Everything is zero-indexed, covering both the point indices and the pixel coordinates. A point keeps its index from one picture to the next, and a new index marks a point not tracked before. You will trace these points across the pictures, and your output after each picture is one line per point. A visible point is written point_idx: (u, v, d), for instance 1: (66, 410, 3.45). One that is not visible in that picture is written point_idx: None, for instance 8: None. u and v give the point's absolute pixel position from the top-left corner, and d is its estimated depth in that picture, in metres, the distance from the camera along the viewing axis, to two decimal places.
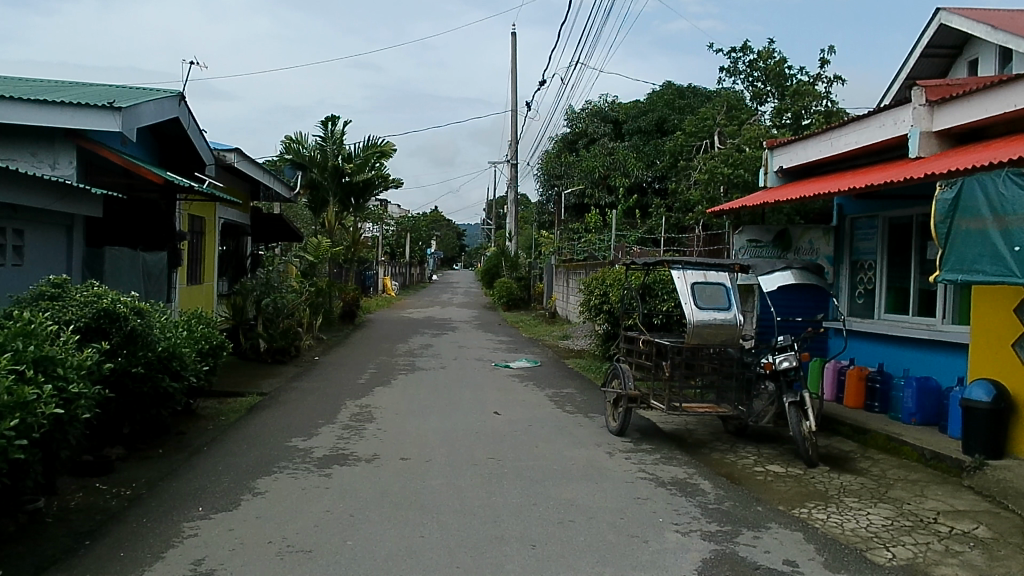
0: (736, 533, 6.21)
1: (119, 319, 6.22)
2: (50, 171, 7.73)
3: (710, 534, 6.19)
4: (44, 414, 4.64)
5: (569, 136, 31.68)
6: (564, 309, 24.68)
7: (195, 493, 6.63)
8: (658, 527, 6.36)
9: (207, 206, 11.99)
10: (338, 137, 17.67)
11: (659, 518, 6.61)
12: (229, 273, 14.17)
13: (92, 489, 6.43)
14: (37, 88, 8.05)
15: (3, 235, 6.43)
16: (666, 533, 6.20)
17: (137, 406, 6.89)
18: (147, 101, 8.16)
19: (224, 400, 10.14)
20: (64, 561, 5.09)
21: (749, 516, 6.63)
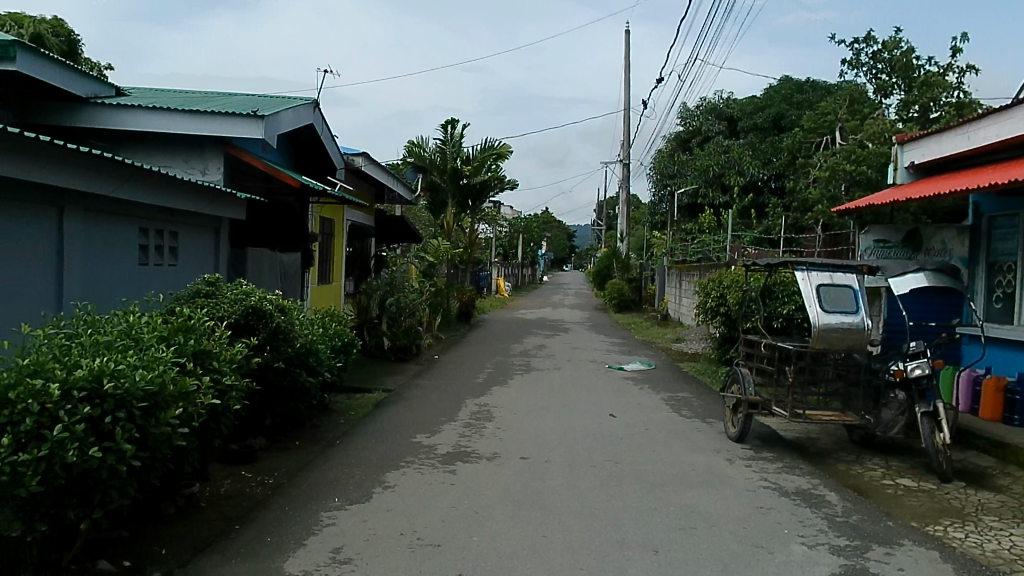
0: (866, 549, 5.89)
1: (265, 316, 6.53)
2: (200, 177, 8.24)
3: (839, 548, 5.89)
4: (203, 403, 4.93)
5: (682, 134, 30.91)
6: (677, 311, 24.19)
7: (330, 485, 6.88)
8: (784, 538, 6.12)
9: (336, 209, 12.49)
10: (457, 141, 17.91)
11: (784, 529, 6.34)
12: (355, 273, 14.63)
13: (239, 476, 6.79)
14: (190, 99, 8.59)
15: (162, 237, 6.91)
16: (792, 545, 5.95)
17: (277, 399, 7.21)
18: (285, 109, 8.53)
19: (353, 395, 10.50)
20: (217, 543, 5.39)
21: (880, 531, 6.27)
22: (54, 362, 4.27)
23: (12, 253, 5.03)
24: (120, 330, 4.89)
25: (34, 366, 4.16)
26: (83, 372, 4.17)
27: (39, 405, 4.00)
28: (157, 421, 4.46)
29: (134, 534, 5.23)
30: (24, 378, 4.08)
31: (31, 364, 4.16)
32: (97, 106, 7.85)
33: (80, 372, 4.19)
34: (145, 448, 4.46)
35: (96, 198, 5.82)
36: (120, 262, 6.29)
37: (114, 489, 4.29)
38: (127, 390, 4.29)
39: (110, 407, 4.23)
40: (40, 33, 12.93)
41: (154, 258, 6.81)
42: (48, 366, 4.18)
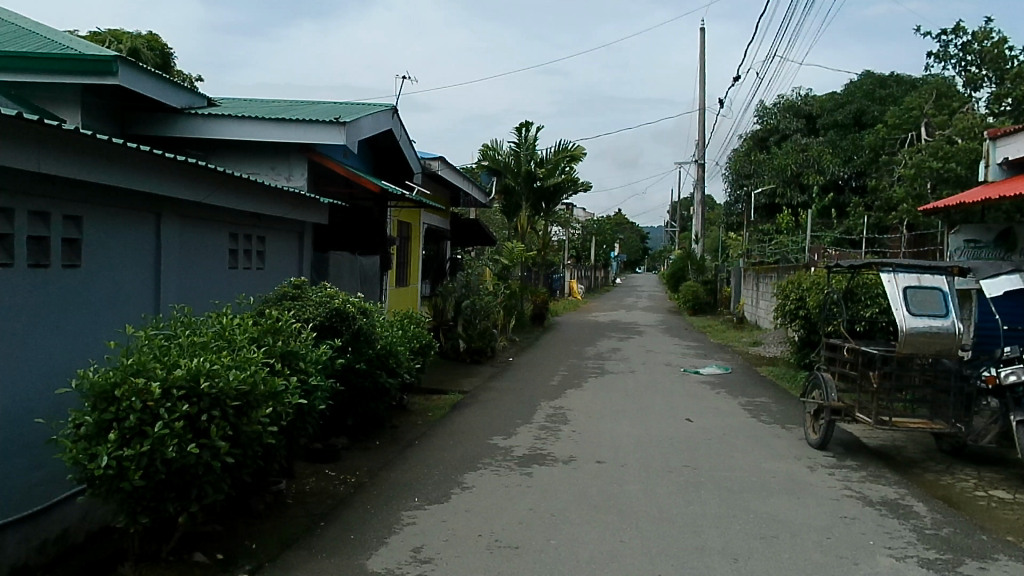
0: (958, 563, 5.63)
1: (348, 318, 6.68)
2: (286, 183, 8.50)
3: (930, 562, 5.65)
4: (291, 403, 5.07)
5: (759, 132, 30.21)
6: (754, 314, 23.64)
7: (410, 484, 6.99)
8: (869, 550, 5.90)
9: (413, 213, 12.69)
10: (531, 143, 17.96)
11: (870, 540, 6.12)
12: (431, 277, 14.80)
13: (322, 475, 6.97)
14: (275, 108, 8.86)
15: (250, 241, 7.16)
16: (878, 557, 5.74)
17: (358, 400, 7.36)
18: (366, 115, 8.72)
19: (430, 397, 10.65)
20: (304, 538, 5.55)
21: (974, 545, 5.98)
22: (154, 361, 4.46)
23: (115, 258, 5.29)
24: (214, 332, 5.08)
25: (136, 366, 4.35)
26: (181, 372, 4.35)
27: (141, 403, 4.19)
28: (249, 419, 4.61)
29: (226, 528, 5.43)
30: (128, 376, 4.28)
31: (134, 364, 4.36)
32: (189, 116, 8.18)
33: (178, 372, 4.37)
34: (238, 446, 4.61)
35: (190, 205, 6.07)
36: (212, 265, 6.54)
37: (209, 485, 4.45)
38: (222, 389, 4.44)
39: (205, 405, 4.38)
40: (136, 47, 13.60)
41: (243, 262, 7.06)
42: (149, 365, 4.37)
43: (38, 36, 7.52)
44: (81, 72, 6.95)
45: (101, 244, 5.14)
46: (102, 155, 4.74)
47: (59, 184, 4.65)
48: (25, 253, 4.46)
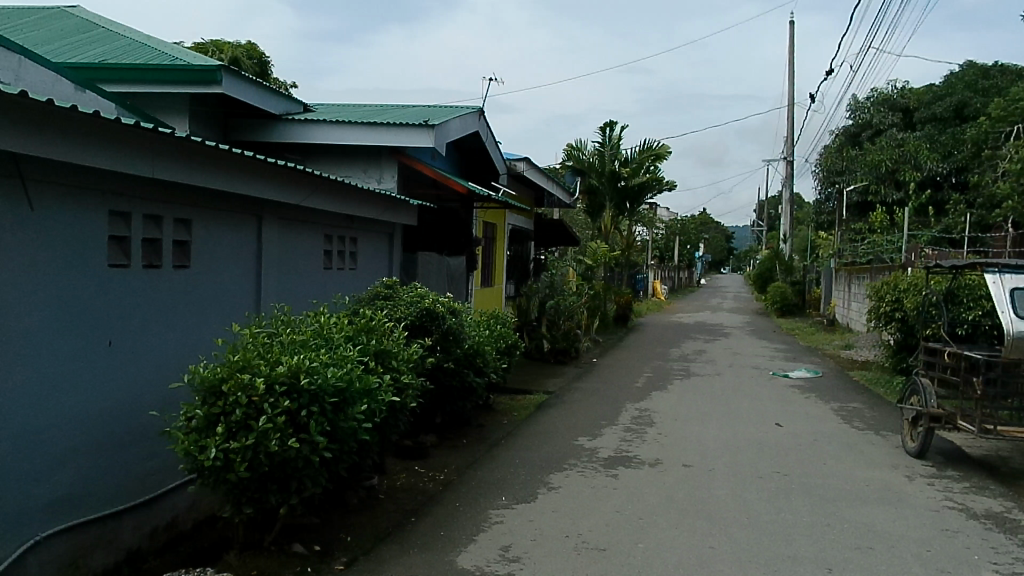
0: None
1: (438, 318, 6.79)
2: (377, 185, 8.70)
3: None
4: (384, 400, 5.18)
5: (851, 128, 29.11)
6: (846, 316, 22.81)
7: (497, 483, 7.04)
8: (973, 565, 5.61)
9: (498, 214, 12.79)
10: (615, 143, 17.83)
11: (975, 555, 5.81)
12: (515, 277, 14.86)
13: (413, 471, 7.11)
14: (367, 112, 9.09)
15: (343, 243, 7.35)
16: (984, 573, 5.45)
17: (446, 398, 7.46)
18: (454, 117, 8.84)
19: (516, 396, 10.70)
20: (396, 533, 5.67)
21: None
22: (259, 358, 4.64)
23: (221, 258, 5.53)
24: (313, 330, 5.24)
25: (241, 362, 4.53)
26: (282, 369, 4.50)
27: (247, 398, 4.36)
28: (345, 416, 4.73)
29: (322, 520, 5.59)
30: (234, 373, 4.47)
31: (240, 361, 4.54)
32: (286, 122, 8.44)
33: (280, 369, 4.52)
34: (335, 441, 4.74)
35: (289, 207, 6.29)
36: (308, 266, 6.75)
37: (308, 478, 4.59)
38: (320, 386, 4.58)
39: (305, 401, 4.51)
40: (237, 57, 14.23)
41: (337, 263, 7.26)
42: (254, 362, 4.54)
43: (151, 49, 7.97)
44: (190, 83, 7.35)
45: (209, 245, 5.39)
46: (208, 160, 4.95)
47: (170, 189, 4.89)
48: (140, 255, 4.72)
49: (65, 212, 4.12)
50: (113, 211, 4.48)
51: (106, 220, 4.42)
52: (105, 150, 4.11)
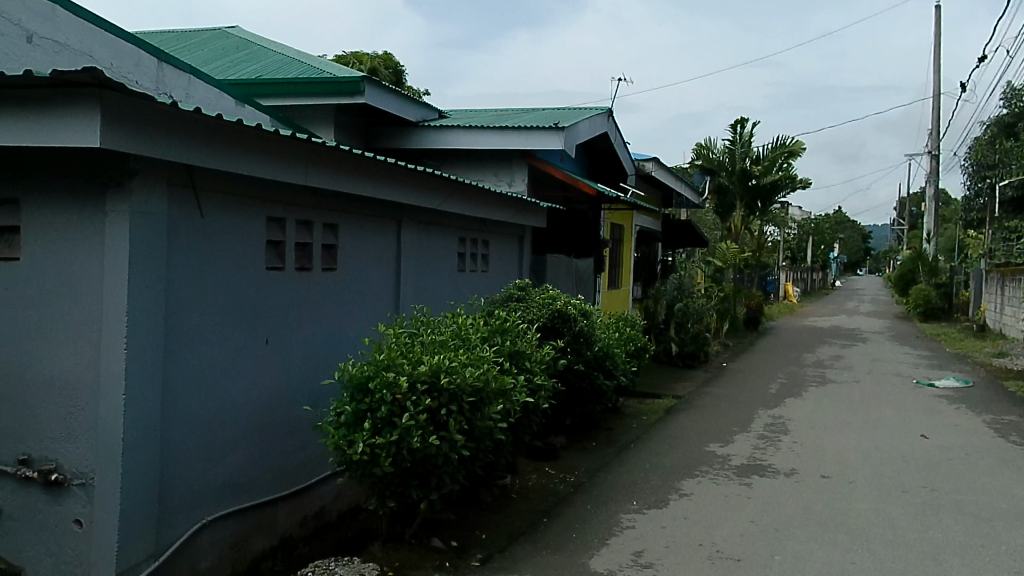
0: None
1: (569, 320, 6.83)
2: (508, 188, 8.83)
3: None
4: (518, 401, 5.25)
5: (1006, 117, 26.83)
6: (999, 321, 21.09)
7: (628, 487, 6.98)
8: None
9: (626, 215, 12.69)
10: (747, 140, 17.26)
11: None
12: (643, 278, 14.69)
13: (544, 473, 7.16)
14: (498, 116, 9.24)
15: (475, 246, 7.51)
16: None
17: (577, 401, 7.47)
18: (583, 119, 8.84)
19: (644, 400, 10.58)
20: (530, 533, 5.72)
21: None
22: (401, 357, 4.80)
23: (365, 261, 5.77)
24: (451, 331, 5.38)
25: (386, 361, 4.70)
26: (424, 368, 4.64)
27: (391, 395, 4.53)
28: (482, 415, 4.82)
29: (459, 517, 5.73)
30: (380, 371, 4.64)
31: (385, 360, 4.71)
32: (421, 128, 8.66)
33: (422, 368, 4.66)
34: (472, 439, 4.84)
35: (426, 212, 6.48)
36: (443, 269, 6.94)
37: (447, 475, 4.71)
38: (459, 386, 4.69)
39: (445, 400, 4.64)
40: (375, 68, 14.88)
41: (470, 265, 7.43)
42: (398, 361, 4.70)
43: (302, 63, 8.41)
44: (335, 93, 7.71)
45: (354, 250, 5.64)
46: (354, 167, 5.18)
47: (321, 196, 5.14)
48: (293, 258, 4.99)
49: (229, 218, 4.41)
50: (270, 217, 4.75)
51: (263, 225, 4.70)
52: (265, 160, 4.38)
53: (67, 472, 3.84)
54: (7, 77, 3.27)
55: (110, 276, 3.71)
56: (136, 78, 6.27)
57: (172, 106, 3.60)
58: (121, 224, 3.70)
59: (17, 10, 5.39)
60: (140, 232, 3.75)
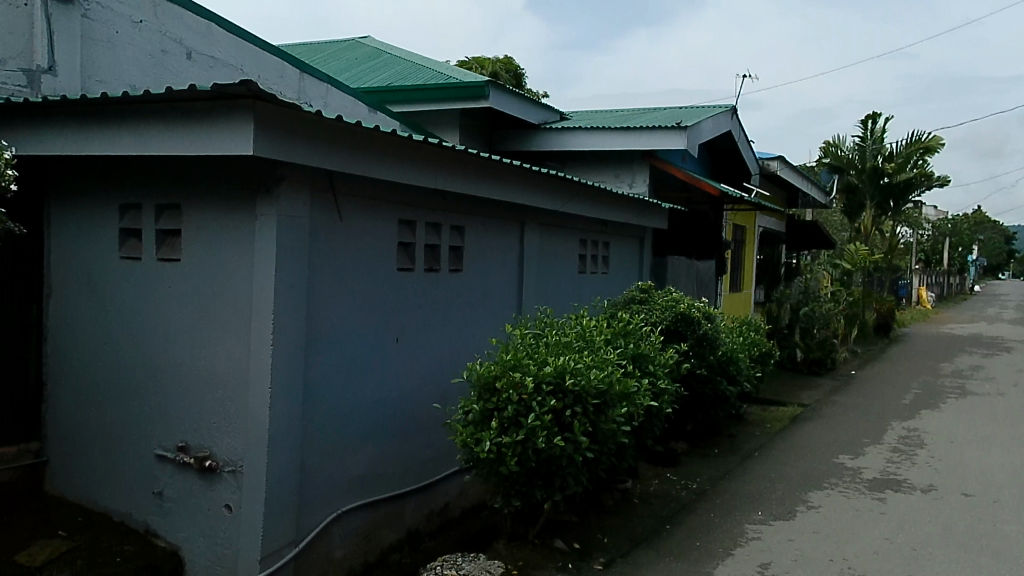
0: None
1: (693, 323, 6.70)
2: (628, 189, 8.76)
3: None
4: (642, 404, 5.18)
5: None
6: None
7: (753, 497, 6.77)
8: None
9: (749, 216, 12.32)
10: (878, 136, 16.41)
11: None
12: (766, 281, 14.22)
13: (665, 478, 7.06)
14: (619, 117, 9.18)
15: (596, 248, 7.49)
16: None
17: (699, 406, 7.32)
18: (706, 118, 8.65)
19: (767, 407, 10.24)
20: (653, 539, 5.64)
21: None
22: (527, 357, 4.83)
23: (489, 263, 5.86)
24: (576, 332, 5.37)
25: (513, 361, 4.74)
26: (550, 369, 4.64)
27: (517, 395, 4.57)
28: (607, 418, 4.79)
29: (581, 519, 5.72)
30: (507, 371, 4.69)
31: (511, 360, 4.75)
32: (543, 130, 8.73)
33: (547, 369, 4.67)
34: (596, 442, 4.81)
35: (548, 213, 6.51)
36: (565, 271, 6.96)
37: (571, 477, 4.71)
38: (584, 387, 4.67)
39: (570, 401, 4.64)
40: (496, 72, 15.17)
41: (590, 267, 7.41)
42: (523, 361, 4.74)
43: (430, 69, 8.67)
44: (461, 98, 7.90)
45: (480, 251, 5.73)
46: (482, 171, 5.29)
47: (448, 198, 5.25)
48: (423, 259, 5.13)
49: (364, 221, 4.58)
50: (402, 220, 4.90)
51: (395, 228, 4.85)
52: (399, 165, 4.52)
53: (219, 459, 4.09)
54: (172, 91, 3.52)
55: (259, 276, 3.93)
56: (279, 89, 6.68)
57: (316, 115, 3.77)
58: (269, 226, 3.90)
59: (178, 29, 5.82)
60: (286, 236, 3.95)
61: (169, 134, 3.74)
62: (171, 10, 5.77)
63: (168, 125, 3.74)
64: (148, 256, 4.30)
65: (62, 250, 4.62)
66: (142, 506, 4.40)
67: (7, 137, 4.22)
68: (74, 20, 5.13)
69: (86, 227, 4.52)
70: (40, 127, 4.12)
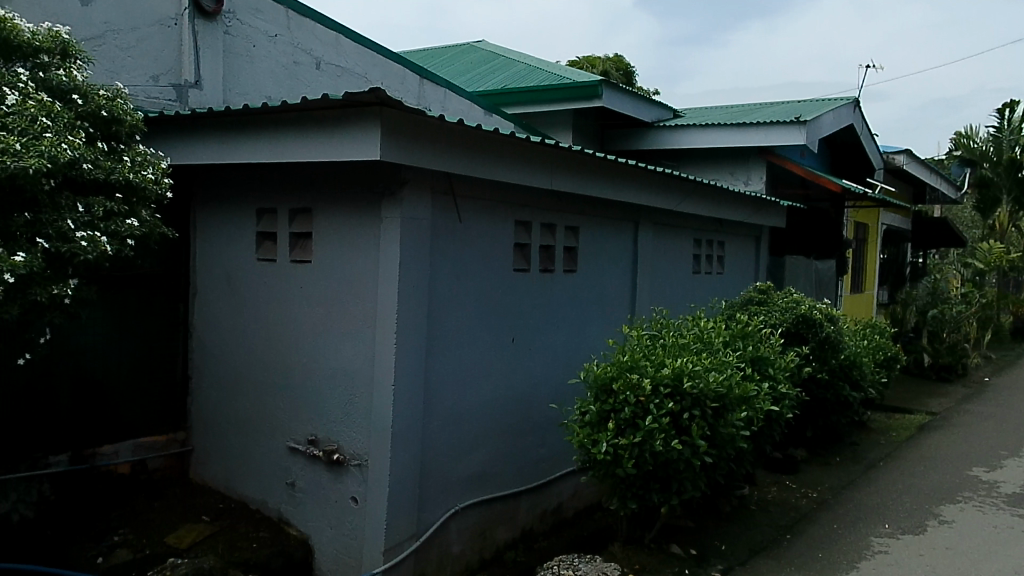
0: None
1: (815, 326, 6.47)
2: (744, 186, 8.54)
3: None
4: (762, 408, 5.03)
5: None
6: None
7: (878, 508, 6.44)
8: None
9: (872, 213, 11.77)
10: (1017, 126, 15.13)
11: None
12: (889, 282, 13.55)
13: (784, 486, 6.84)
14: (734, 113, 8.96)
15: (711, 247, 7.33)
16: None
17: (820, 412, 7.04)
18: (827, 111, 8.33)
19: (892, 415, 9.74)
20: (773, 548, 5.47)
21: None
22: (644, 359, 4.78)
23: (604, 264, 5.83)
24: (693, 333, 5.28)
25: (630, 362, 4.71)
26: (668, 371, 4.57)
27: (635, 397, 4.53)
28: (725, 422, 4.68)
29: (697, 525, 5.62)
30: (623, 372, 4.66)
31: (628, 361, 4.72)
32: (656, 128, 8.63)
33: (665, 371, 4.60)
34: (714, 446, 4.70)
35: (662, 213, 6.43)
36: (680, 271, 6.85)
37: (688, 481, 4.62)
38: (703, 390, 4.58)
39: (688, 404, 4.55)
40: (607, 70, 15.12)
41: (705, 267, 7.25)
42: (641, 363, 4.69)
43: (543, 70, 8.73)
44: (574, 99, 7.91)
45: (594, 252, 5.72)
46: (598, 171, 5.26)
47: (563, 199, 5.27)
48: (539, 260, 5.16)
49: (483, 222, 4.65)
50: (519, 221, 4.95)
51: (513, 228, 4.91)
52: (517, 166, 4.56)
53: (347, 453, 4.25)
54: (307, 101, 3.68)
55: (384, 276, 4.05)
56: (401, 95, 6.86)
57: (440, 119, 3.85)
58: (393, 227, 4.02)
59: (309, 41, 6.10)
60: (408, 238, 4.06)
61: (303, 140, 3.92)
62: (303, 23, 6.06)
63: (302, 132, 3.92)
64: (282, 258, 4.52)
65: (205, 252, 4.93)
66: (275, 496, 4.62)
67: (159, 147, 4.53)
68: (218, 37, 5.51)
69: (227, 229, 4.80)
70: (188, 137, 4.40)
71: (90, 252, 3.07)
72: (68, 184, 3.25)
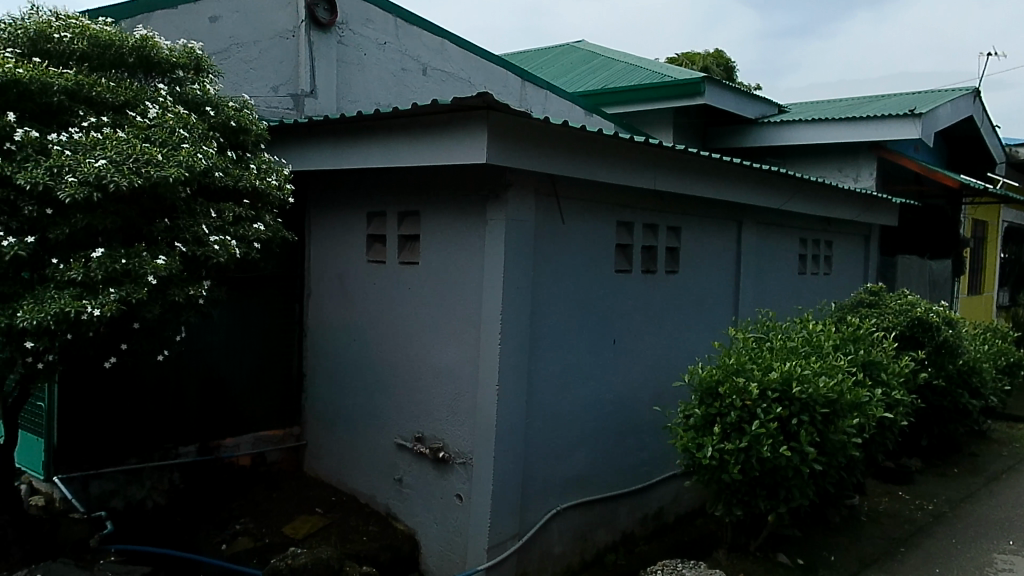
0: None
1: (932, 329, 6.21)
2: (853, 183, 8.20)
3: None
4: (875, 415, 4.81)
5: None
6: None
7: (1001, 524, 6.06)
8: None
9: (992, 210, 11.09)
10: None
11: None
12: (1011, 283, 12.74)
13: (896, 497, 6.55)
14: (843, 107, 8.62)
15: (818, 247, 7.09)
16: None
17: (936, 420, 6.70)
18: (944, 102, 7.91)
19: (1015, 425, 9.16)
20: (886, 562, 5.24)
21: None
22: (751, 363, 4.67)
23: (706, 265, 5.73)
24: (802, 337, 5.12)
25: (736, 365, 4.64)
26: (776, 375, 4.45)
27: (741, 401, 4.44)
28: (836, 428, 4.49)
29: (805, 535, 5.44)
30: (729, 375, 4.58)
31: (734, 364, 4.65)
32: (759, 125, 8.43)
33: (773, 375, 4.49)
34: (824, 454, 4.52)
35: (767, 213, 6.26)
36: (786, 272, 6.67)
37: (796, 489, 4.45)
38: (812, 395, 4.42)
39: (796, 409, 4.41)
40: (707, 66, 14.81)
41: (812, 267, 7.02)
42: (747, 366, 4.60)
43: (642, 69, 8.67)
44: (676, 96, 7.81)
45: (697, 253, 5.63)
46: (701, 169, 5.17)
47: (665, 199, 5.21)
48: (641, 261, 5.12)
49: (585, 223, 4.65)
50: (621, 221, 4.92)
51: (614, 229, 4.88)
52: (620, 166, 4.53)
53: (452, 450, 4.34)
54: (418, 106, 3.77)
55: (489, 277, 4.11)
56: (504, 98, 6.98)
57: (544, 120, 3.87)
58: (498, 228, 4.07)
59: (417, 47, 6.28)
60: (512, 239, 4.09)
61: (413, 145, 4.03)
62: (410, 31, 6.24)
63: (412, 137, 4.02)
64: (391, 260, 4.65)
65: (318, 254, 5.13)
66: (383, 491, 4.76)
67: (279, 154, 4.76)
68: (331, 47, 5.71)
69: (339, 232, 4.97)
70: (306, 144, 4.59)
71: (222, 254, 3.28)
72: (201, 192, 3.46)
